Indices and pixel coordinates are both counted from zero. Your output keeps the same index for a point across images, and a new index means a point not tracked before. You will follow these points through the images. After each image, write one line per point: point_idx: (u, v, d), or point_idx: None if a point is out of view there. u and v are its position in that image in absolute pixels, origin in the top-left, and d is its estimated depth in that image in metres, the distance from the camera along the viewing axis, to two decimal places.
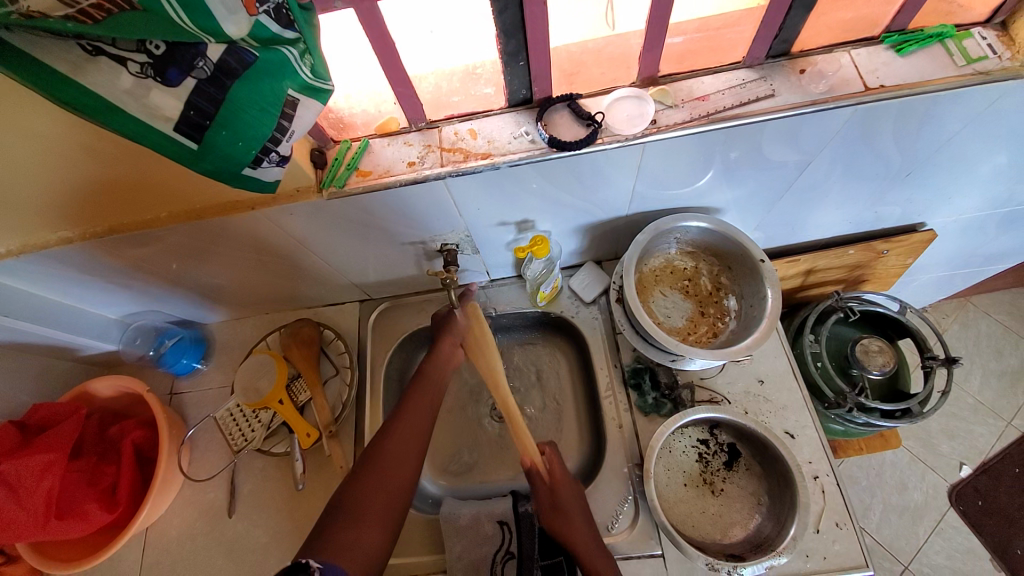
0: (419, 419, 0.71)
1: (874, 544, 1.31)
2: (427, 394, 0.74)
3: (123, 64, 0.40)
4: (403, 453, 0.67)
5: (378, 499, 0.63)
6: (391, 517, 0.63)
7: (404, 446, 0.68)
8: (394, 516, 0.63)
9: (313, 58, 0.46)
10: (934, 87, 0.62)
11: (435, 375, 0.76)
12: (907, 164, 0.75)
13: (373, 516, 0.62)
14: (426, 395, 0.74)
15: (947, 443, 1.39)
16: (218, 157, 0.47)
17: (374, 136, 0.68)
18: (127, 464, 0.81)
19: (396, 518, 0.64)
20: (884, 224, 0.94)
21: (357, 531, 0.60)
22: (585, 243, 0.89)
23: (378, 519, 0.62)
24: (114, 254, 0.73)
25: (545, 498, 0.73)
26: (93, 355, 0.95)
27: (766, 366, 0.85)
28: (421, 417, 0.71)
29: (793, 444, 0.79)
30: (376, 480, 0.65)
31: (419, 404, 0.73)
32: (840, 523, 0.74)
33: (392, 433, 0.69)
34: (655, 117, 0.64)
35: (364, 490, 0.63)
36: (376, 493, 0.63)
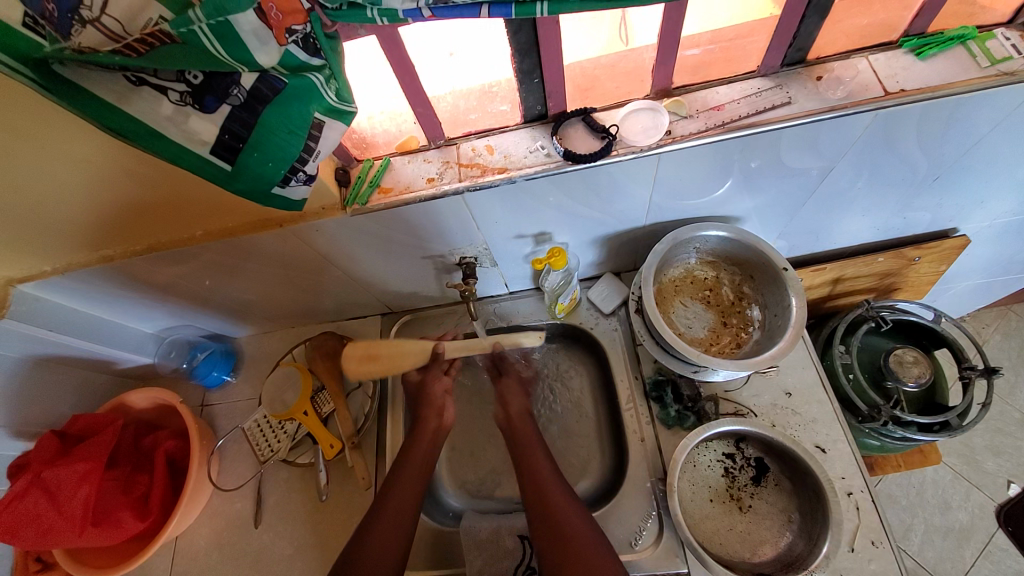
0: (401, 505, 0.70)
1: (916, 568, 1.24)
2: (412, 471, 0.73)
3: (164, 93, 0.43)
4: (387, 545, 0.66)
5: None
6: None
7: (389, 531, 0.67)
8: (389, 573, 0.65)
9: (337, 83, 0.48)
10: (958, 89, 0.60)
11: (421, 452, 0.74)
12: (933, 168, 0.73)
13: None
14: (413, 472, 0.73)
15: (993, 460, 1.31)
16: (251, 178, 0.50)
17: (395, 154, 0.70)
18: (160, 473, 0.84)
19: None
20: (913, 231, 0.91)
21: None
22: (603, 255, 0.89)
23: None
24: (150, 271, 0.78)
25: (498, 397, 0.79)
26: (130, 368, 1.00)
27: (793, 379, 0.82)
28: (407, 504, 0.70)
29: (825, 459, 0.76)
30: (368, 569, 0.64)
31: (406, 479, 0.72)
32: (876, 541, 0.70)
33: (384, 510, 0.69)
34: (670, 127, 0.65)
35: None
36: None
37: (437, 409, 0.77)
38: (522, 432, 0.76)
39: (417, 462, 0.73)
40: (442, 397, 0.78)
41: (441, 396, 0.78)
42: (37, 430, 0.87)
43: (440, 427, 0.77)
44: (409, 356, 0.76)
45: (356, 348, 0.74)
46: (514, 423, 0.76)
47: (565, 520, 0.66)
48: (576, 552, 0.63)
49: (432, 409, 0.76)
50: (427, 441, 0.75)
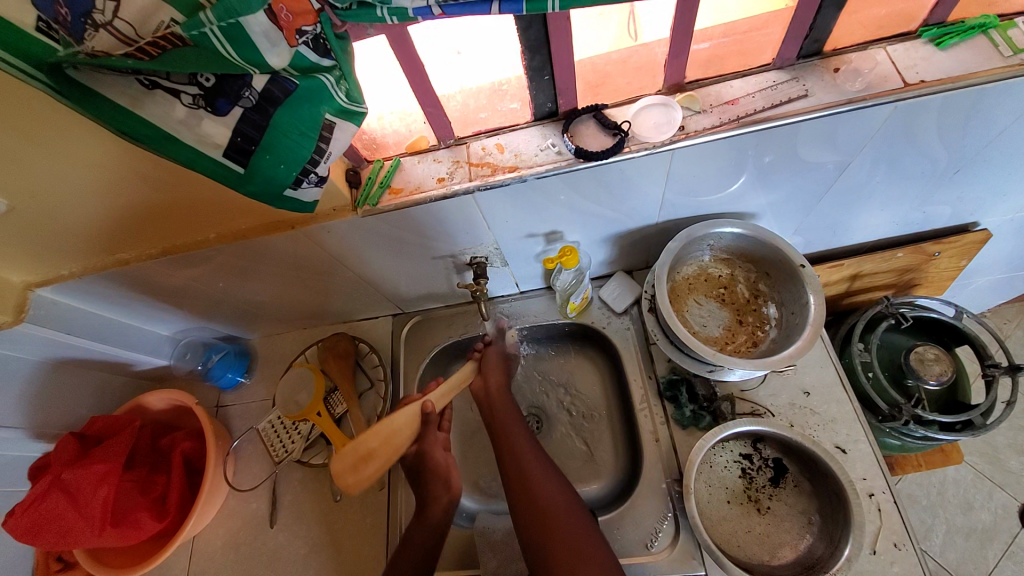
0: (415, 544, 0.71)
1: (939, 569, 1.21)
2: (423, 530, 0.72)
3: (176, 96, 0.43)
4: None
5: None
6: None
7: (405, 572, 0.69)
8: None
9: (349, 84, 0.48)
10: (979, 80, 0.58)
11: (435, 516, 0.72)
12: (954, 161, 0.71)
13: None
14: (431, 506, 0.73)
15: (1018, 459, 1.28)
16: (263, 180, 0.50)
17: (405, 155, 0.70)
18: (177, 474, 0.85)
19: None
20: (934, 225, 0.89)
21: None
22: (614, 253, 0.88)
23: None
24: (165, 274, 0.78)
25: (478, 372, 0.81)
26: (146, 370, 1.01)
27: (811, 378, 0.81)
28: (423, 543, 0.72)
29: (845, 460, 0.75)
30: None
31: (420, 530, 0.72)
32: (899, 544, 0.69)
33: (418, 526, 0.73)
34: (683, 122, 0.63)
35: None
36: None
37: (445, 483, 0.73)
38: (498, 403, 0.78)
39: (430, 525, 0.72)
40: (447, 466, 0.74)
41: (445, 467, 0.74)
42: (57, 431, 0.89)
43: (449, 497, 0.74)
44: (402, 433, 0.68)
45: (345, 459, 0.63)
46: (492, 396, 0.78)
47: (540, 489, 0.69)
48: (550, 520, 0.66)
49: (439, 483, 0.73)
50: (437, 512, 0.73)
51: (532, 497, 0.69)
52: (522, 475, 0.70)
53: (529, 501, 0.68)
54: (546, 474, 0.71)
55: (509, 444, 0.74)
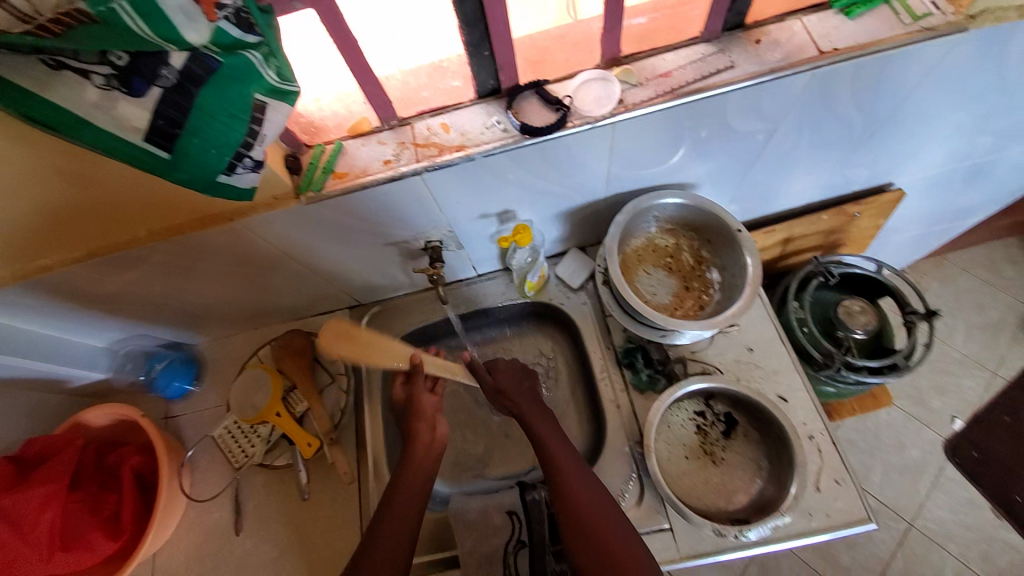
0: (409, 498, 0.69)
1: (878, 504, 1.34)
2: (412, 481, 0.71)
3: (86, 77, 0.40)
4: (394, 545, 0.65)
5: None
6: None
7: (398, 527, 0.67)
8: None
9: (277, 60, 0.46)
10: (885, 46, 0.64)
11: (417, 466, 0.72)
12: (868, 125, 0.77)
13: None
14: (413, 477, 0.71)
15: (939, 399, 1.42)
16: (194, 165, 0.48)
17: (347, 138, 0.67)
18: (128, 491, 0.81)
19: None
20: (855, 187, 0.96)
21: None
22: (567, 230, 0.90)
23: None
24: (95, 279, 0.73)
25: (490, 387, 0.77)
26: (83, 386, 0.94)
27: (754, 335, 0.86)
28: (415, 498, 0.70)
29: (787, 408, 0.81)
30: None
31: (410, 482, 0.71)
32: (839, 480, 0.75)
33: (400, 489, 0.70)
34: (622, 96, 0.65)
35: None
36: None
37: (428, 422, 0.75)
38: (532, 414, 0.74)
39: (416, 472, 0.72)
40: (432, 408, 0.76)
41: (431, 410, 0.76)
42: None
43: (434, 439, 0.75)
44: (388, 355, 0.72)
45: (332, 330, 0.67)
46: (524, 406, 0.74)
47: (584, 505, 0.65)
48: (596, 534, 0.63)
49: (423, 423, 0.75)
50: (421, 458, 0.73)
51: (575, 509, 0.65)
52: (571, 489, 0.66)
53: (573, 514, 0.65)
54: (594, 486, 0.68)
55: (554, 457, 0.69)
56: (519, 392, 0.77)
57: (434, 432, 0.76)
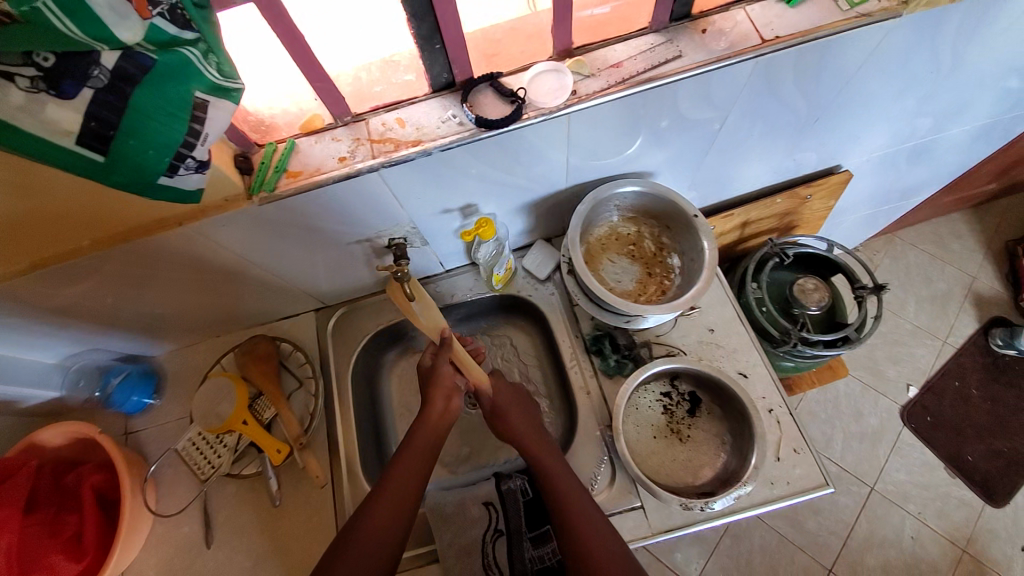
0: (404, 482, 0.69)
1: (841, 472, 1.41)
2: (413, 461, 0.71)
3: (10, 79, 0.38)
4: (385, 524, 0.66)
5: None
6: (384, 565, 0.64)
7: (393, 511, 0.67)
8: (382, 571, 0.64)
9: (217, 57, 0.45)
10: (824, 32, 0.66)
11: (423, 441, 0.72)
12: (813, 111, 0.81)
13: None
14: (416, 455, 0.71)
15: (894, 368, 1.51)
16: (130, 168, 0.46)
17: (300, 136, 0.66)
18: (91, 512, 0.77)
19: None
20: (805, 170, 1.00)
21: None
22: (532, 222, 0.91)
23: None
24: (39, 293, 0.69)
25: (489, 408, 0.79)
26: (34, 406, 0.89)
27: (714, 316, 0.89)
28: (416, 476, 0.70)
29: (747, 383, 0.84)
30: (362, 555, 0.64)
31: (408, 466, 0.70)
32: (797, 448, 0.79)
33: (400, 464, 0.70)
34: (575, 87, 0.66)
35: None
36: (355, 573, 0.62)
37: (445, 390, 0.74)
38: (534, 446, 0.75)
39: (418, 452, 0.71)
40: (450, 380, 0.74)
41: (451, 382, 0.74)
42: None
43: (447, 410, 0.74)
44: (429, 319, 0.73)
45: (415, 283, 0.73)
46: (526, 439, 0.76)
47: (586, 536, 0.67)
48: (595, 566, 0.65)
49: (440, 392, 0.74)
50: (433, 425, 0.73)
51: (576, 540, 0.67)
52: (573, 521, 0.68)
53: (574, 544, 0.67)
54: (599, 517, 0.69)
55: (558, 489, 0.71)
56: (518, 416, 0.78)
57: (451, 403, 0.74)
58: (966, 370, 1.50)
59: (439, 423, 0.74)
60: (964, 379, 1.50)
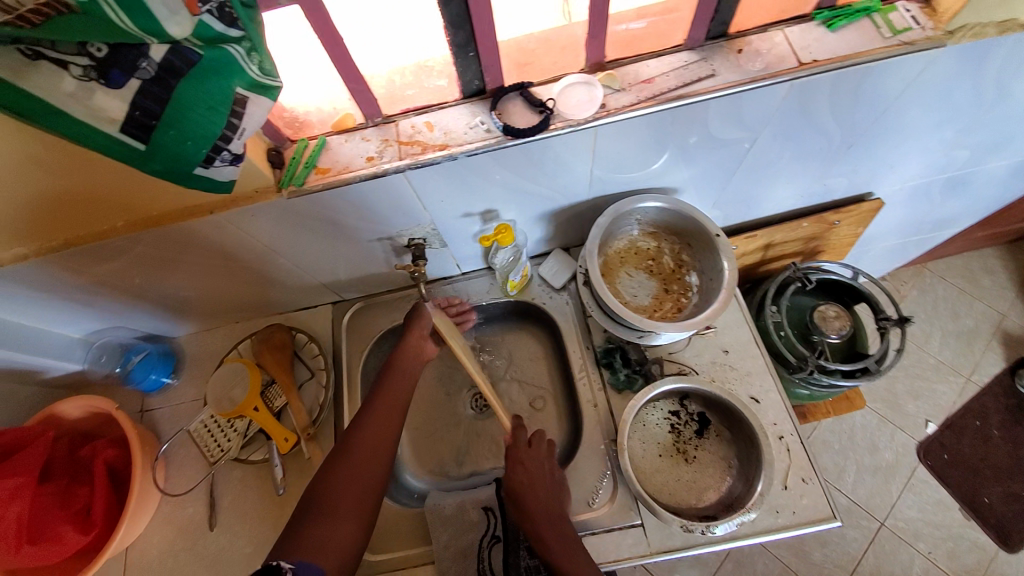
0: (392, 405, 0.71)
1: (851, 505, 1.37)
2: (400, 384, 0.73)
3: (64, 68, 0.40)
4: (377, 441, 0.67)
5: (329, 561, 0.58)
6: (380, 477, 0.66)
7: (383, 428, 0.69)
8: (379, 484, 0.66)
9: (259, 57, 0.46)
10: (864, 59, 0.66)
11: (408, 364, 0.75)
12: (847, 137, 0.80)
13: (355, 490, 0.63)
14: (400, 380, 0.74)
15: (913, 403, 1.47)
16: (168, 157, 0.48)
17: (331, 134, 0.68)
18: (101, 485, 0.80)
19: (351, 562, 0.60)
20: (834, 196, 0.99)
21: (329, 530, 0.60)
22: (551, 230, 0.91)
23: (349, 519, 0.61)
24: (71, 270, 0.72)
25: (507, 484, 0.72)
26: (58, 378, 0.93)
27: (730, 337, 0.88)
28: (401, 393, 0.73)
29: (758, 408, 0.83)
30: (353, 469, 0.65)
31: (394, 389, 0.72)
32: (806, 479, 0.78)
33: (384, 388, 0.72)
34: (604, 100, 0.66)
35: (324, 528, 0.60)
36: (350, 484, 0.64)
37: (422, 328, 0.78)
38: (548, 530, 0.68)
39: (404, 375, 0.74)
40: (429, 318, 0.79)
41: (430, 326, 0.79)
42: None
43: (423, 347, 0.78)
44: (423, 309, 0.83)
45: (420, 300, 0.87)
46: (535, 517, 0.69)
47: None
48: None
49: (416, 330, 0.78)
50: (411, 356, 0.76)
51: None
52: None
53: None
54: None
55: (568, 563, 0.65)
56: (546, 489, 0.72)
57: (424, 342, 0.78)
58: (989, 411, 1.46)
59: (418, 356, 0.77)
60: (987, 419, 1.45)
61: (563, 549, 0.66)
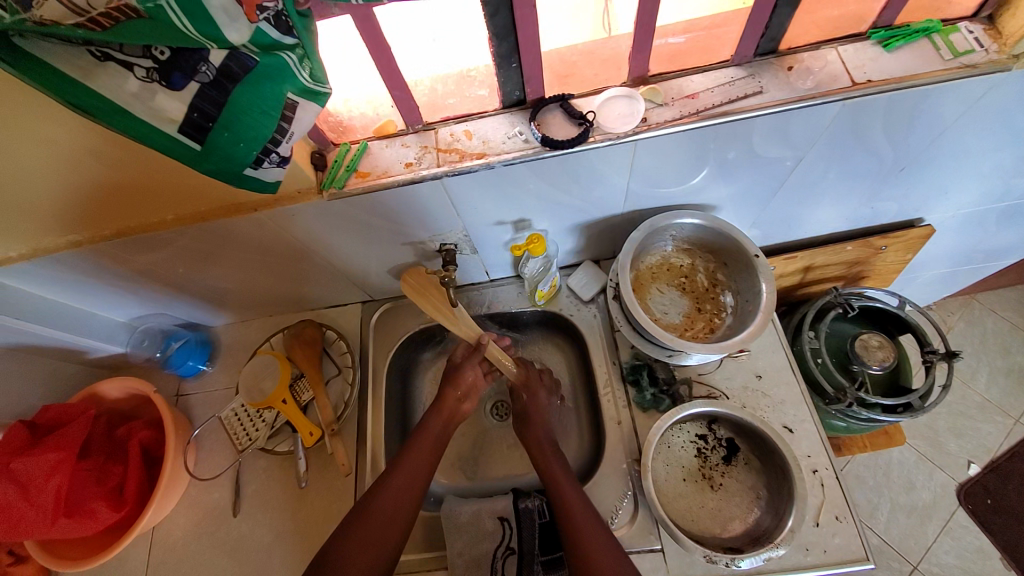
0: (411, 474, 0.72)
1: (882, 544, 1.30)
2: (426, 446, 0.75)
3: (129, 69, 0.42)
4: (394, 505, 0.69)
5: None
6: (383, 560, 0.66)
7: (396, 506, 0.69)
8: (378, 572, 0.66)
9: (312, 63, 0.48)
10: (921, 81, 0.62)
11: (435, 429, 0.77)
12: (899, 160, 0.76)
13: (359, 574, 0.64)
14: (427, 445, 0.75)
15: (955, 442, 1.38)
16: (222, 157, 0.50)
17: (373, 139, 0.69)
18: (135, 464, 0.83)
19: None
20: (881, 221, 0.95)
21: None
22: (582, 242, 0.90)
23: None
24: (122, 258, 0.76)
25: (522, 414, 0.83)
26: (101, 358, 0.97)
27: (763, 362, 0.85)
28: (426, 456, 0.74)
29: (791, 439, 0.79)
30: (368, 534, 0.67)
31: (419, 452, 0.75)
32: (839, 517, 0.74)
33: (411, 451, 0.74)
34: (646, 114, 0.65)
35: None
36: (364, 550, 0.66)
37: (457, 394, 0.80)
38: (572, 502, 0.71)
39: (430, 436, 0.76)
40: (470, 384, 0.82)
41: (470, 382, 0.82)
42: None
43: (458, 411, 0.80)
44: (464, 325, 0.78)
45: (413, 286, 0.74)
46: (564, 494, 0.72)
47: None
48: None
49: (455, 389, 0.80)
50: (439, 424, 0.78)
51: None
52: None
53: None
54: None
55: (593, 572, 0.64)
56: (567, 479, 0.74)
57: (461, 405, 0.80)
58: None
59: (447, 422, 0.79)
60: None
61: (587, 527, 0.68)
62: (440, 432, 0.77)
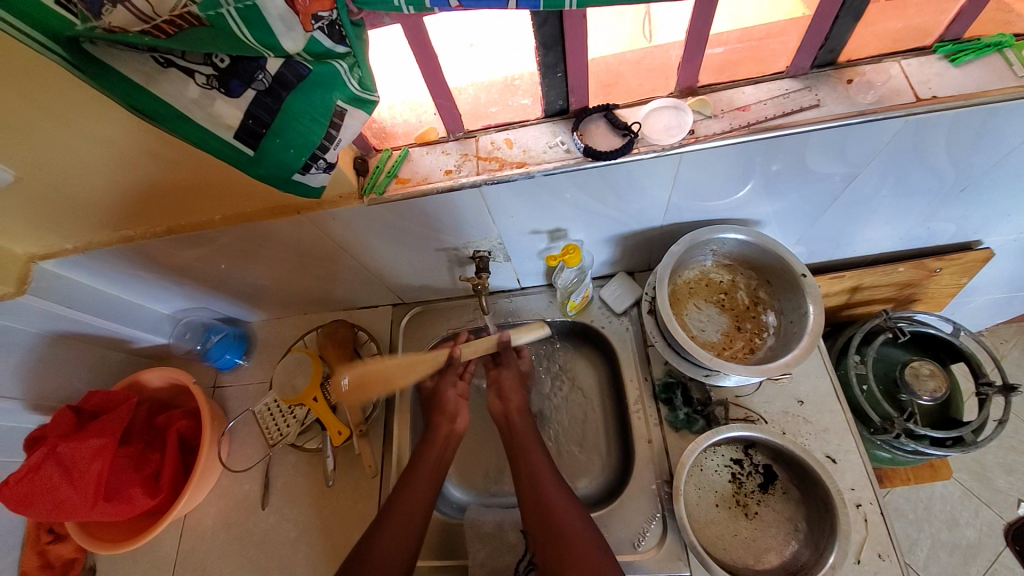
0: (411, 507, 0.72)
1: None
2: (425, 474, 0.75)
3: (190, 76, 0.43)
4: (396, 541, 0.68)
5: None
6: None
7: (394, 541, 0.68)
8: None
9: (361, 70, 0.47)
10: (991, 98, 0.58)
11: (431, 458, 0.77)
12: (960, 180, 0.72)
13: None
14: (428, 468, 0.76)
15: (1005, 478, 1.29)
16: (272, 163, 0.51)
17: (414, 145, 0.70)
18: (171, 452, 0.86)
19: None
20: (936, 242, 0.89)
21: None
22: (617, 254, 0.88)
23: None
24: (168, 254, 0.79)
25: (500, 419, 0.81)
26: (145, 348, 1.01)
27: (806, 387, 0.81)
28: (427, 481, 0.74)
29: (835, 469, 0.75)
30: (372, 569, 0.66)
31: (417, 484, 0.74)
32: (883, 555, 0.69)
33: (414, 476, 0.74)
34: (693, 127, 0.63)
35: None
36: None
37: (445, 416, 0.80)
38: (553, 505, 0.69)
39: (430, 464, 0.76)
40: (455, 403, 0.81)
41: (454, 403, 0.82)
42: (54, 404, 0.89)
43: (451, 432, 0.80)
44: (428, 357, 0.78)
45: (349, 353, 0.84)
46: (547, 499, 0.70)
47: None
48: None
49: (444, 415, 0.80)
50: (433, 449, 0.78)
51: None
52: None
53: None
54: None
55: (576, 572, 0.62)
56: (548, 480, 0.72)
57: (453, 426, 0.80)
58: None
59: (445, 446, 0.79)
60: None
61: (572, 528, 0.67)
62: (438, 457, 0.77)
